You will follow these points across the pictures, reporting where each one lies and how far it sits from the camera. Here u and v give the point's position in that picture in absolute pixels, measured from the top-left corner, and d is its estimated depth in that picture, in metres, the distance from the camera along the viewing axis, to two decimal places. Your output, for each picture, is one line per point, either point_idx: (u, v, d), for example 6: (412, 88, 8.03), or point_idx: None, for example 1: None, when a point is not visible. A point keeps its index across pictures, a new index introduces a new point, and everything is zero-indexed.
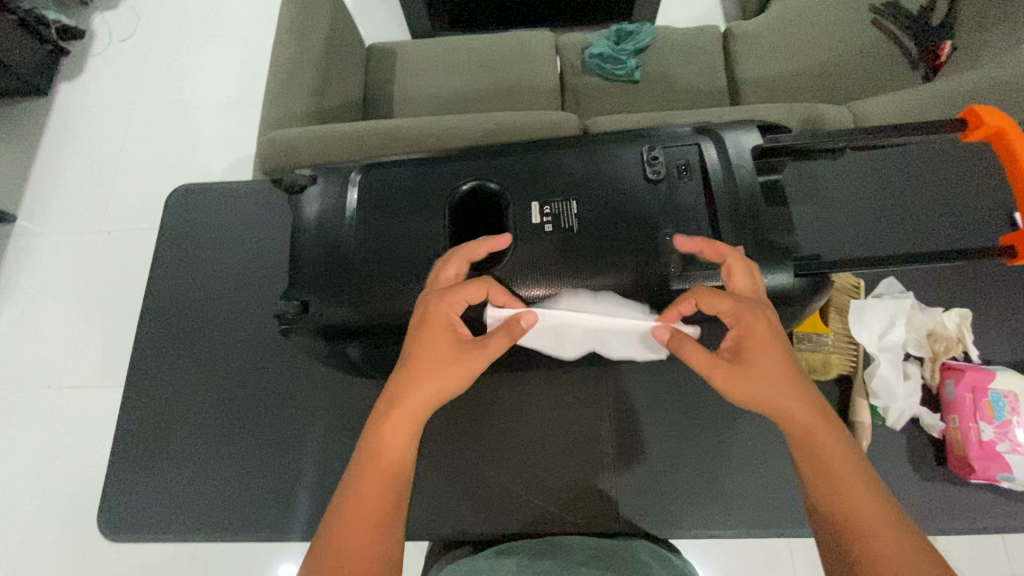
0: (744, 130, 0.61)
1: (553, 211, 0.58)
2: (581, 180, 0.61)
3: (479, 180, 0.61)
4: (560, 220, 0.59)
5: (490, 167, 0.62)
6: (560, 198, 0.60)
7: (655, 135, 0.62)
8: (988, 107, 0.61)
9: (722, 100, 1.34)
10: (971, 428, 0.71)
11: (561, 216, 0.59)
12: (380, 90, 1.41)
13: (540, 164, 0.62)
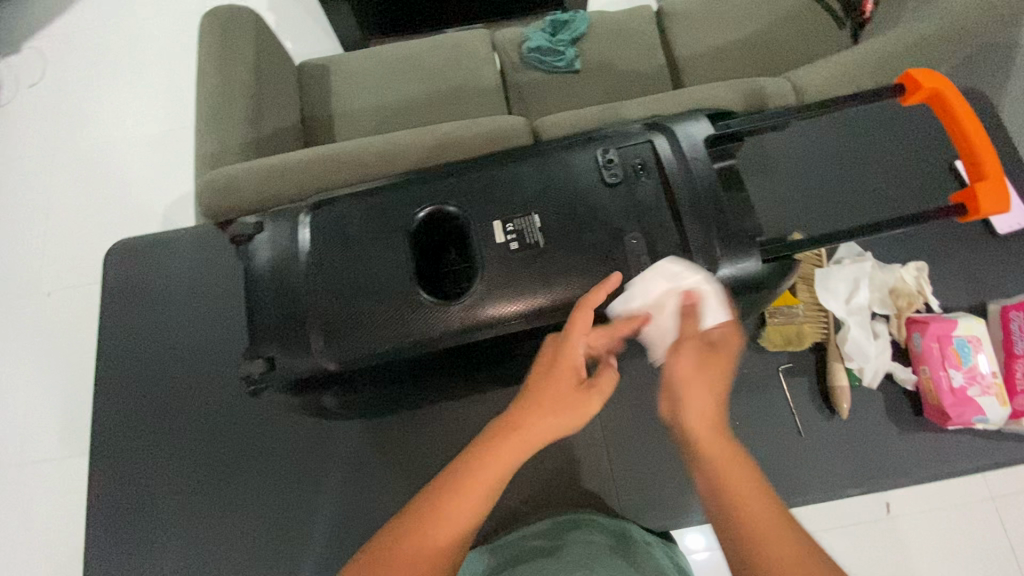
0: (694, 121, 0.61)
1: (517, 227, 0.57)
2: (539, 192, 0.59)
3: (436, 203, 0.59)
4: (524, 236, 0.57)
5: (445, 188, 0.59)
6: (522, 214, 0.58)
7: (606, 136, 0.61)
8: (923, 69, 0.62)
9: (664, 79, 1.35)
10: (943, 376, 0.74)
11: (525, 231, 0.57)
12: (320, 109, 1.36)
13: (496, 179, 0.60)
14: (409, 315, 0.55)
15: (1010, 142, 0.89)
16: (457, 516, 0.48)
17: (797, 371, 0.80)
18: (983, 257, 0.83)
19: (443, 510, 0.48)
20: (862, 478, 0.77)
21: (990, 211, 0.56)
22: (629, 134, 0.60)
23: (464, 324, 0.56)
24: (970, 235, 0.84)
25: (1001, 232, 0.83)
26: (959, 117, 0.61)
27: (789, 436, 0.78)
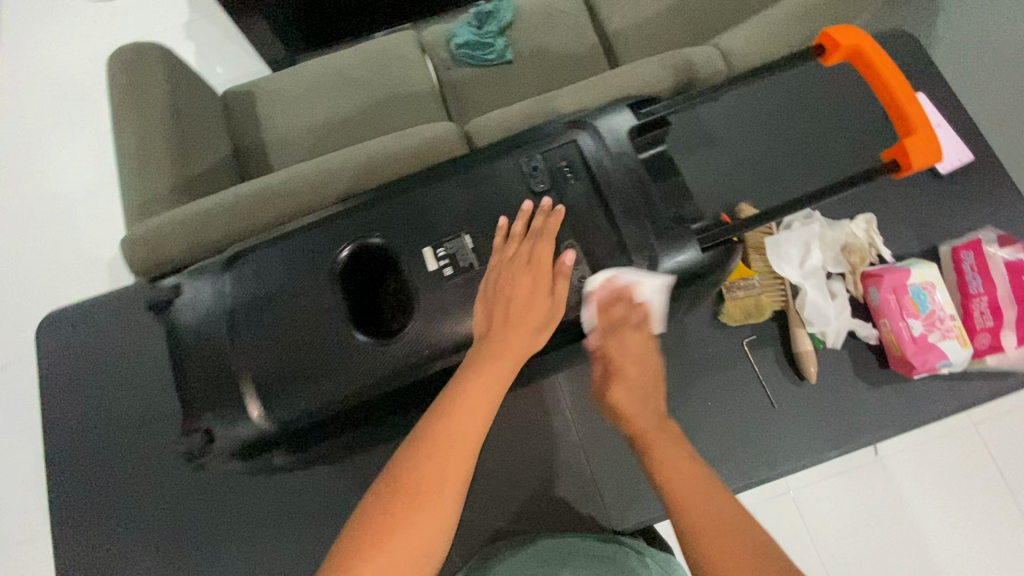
0: (616, 113, 0.59)
1: (448, 252, 0.54)
2: (467, 210, 0.57)
3: (363, 238, 0.56)
4: (457, 259, 0.55)
5: (368, 220, 0.56)
6: (452, 236, 0.56)
7: (528, 141, 0.59)
8: (838, 28, 0.61)
9: (599, 58, 1.33)
10: (903, 327, 0.74)
11: (458, 254, 0.55)
12: (251, 137, 1.31)
13: (420, 202, 0.57)
14: (349, 362, 0.53)
15: (941, 80, 0.89)
16: (445, 473, 0.47)
17: (761, 342, 0.79)
18: (928, 199, 0.83)
19: (438, 457, 0.48)
20: (840, 439, 0.76)
21: (919, 164, 0.55)
22: (551, 136, 0.58)
23: (407, 362, 0.53)
24: (913, 180, 0.84)
25: (944, 171, 0.83)
26: (881, 73, 0.60)
27: (762, 408, 0.78)
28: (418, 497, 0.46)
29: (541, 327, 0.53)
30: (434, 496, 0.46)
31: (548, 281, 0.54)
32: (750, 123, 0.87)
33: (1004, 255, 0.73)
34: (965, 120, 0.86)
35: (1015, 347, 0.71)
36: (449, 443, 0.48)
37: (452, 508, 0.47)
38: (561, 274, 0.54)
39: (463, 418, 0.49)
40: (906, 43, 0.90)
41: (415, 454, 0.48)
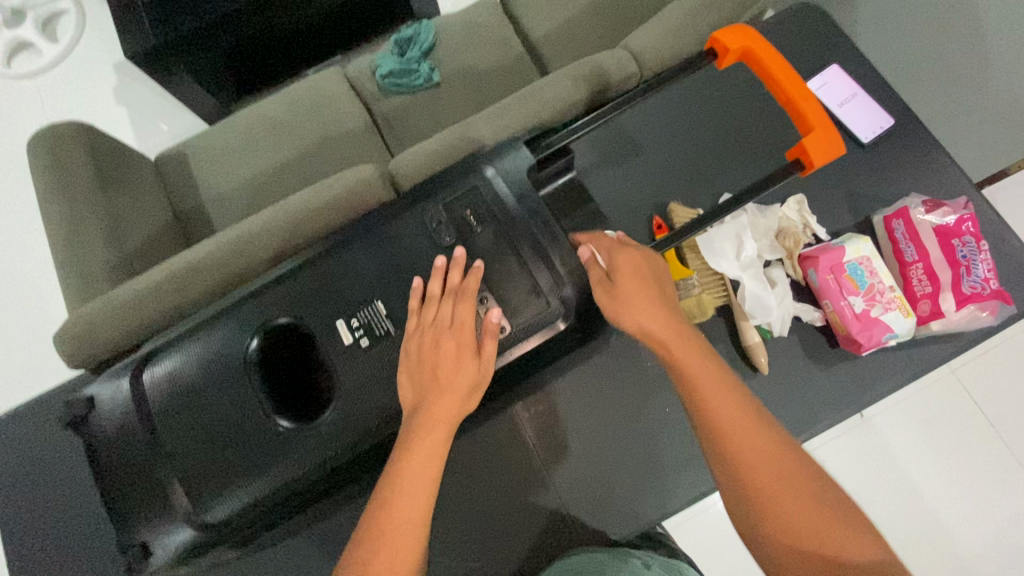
0: (512, 151, 0.60)
1: (363, 323, 0.55)
2: (380, 276, 0.57)
3: (267, 319, 0.56)
4: (373, 328, 0.56)
5: (277, 301, 0.57)
6: (365, 304, 0.56)
7: (431, 193, 0.59)
8: (726, 30, 0.60)
9: (526, 68, 1.32)
10: (844, 305, 0.73)
11: (372, 323, 0.56)
12: (191, 199, 1.29)
13: (327, 276, 0.57)
14: (274, 449, 0.53)
15: (852, 48, 0.89)
16: (400, 554, 0.48)
17: (711, 341, 0.79)
18: (855, 171, 0.83)
19: (388, 542, 0.49)
20: (803, 426, 0.76)
21: (820, 164, 0.56)
22: (452, 185, 0.59)
23: (335, 440, 0.54)
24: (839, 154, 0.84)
25: (867, 140, 0.83)
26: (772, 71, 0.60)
27: None
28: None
29: (471, 390, 0.53)
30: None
31: (471, 342, 0.54)
32: (670, 122, 0.87)
33: (934, 220, 0.73)
34: (881, 86, 0.86)
35: (955, 309, 0.71)
36: (393, 527, 0.49)
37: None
38: (487, 332, 0.54)
39: (403, 499, 0.50)
40: (814, 15, 0.90)
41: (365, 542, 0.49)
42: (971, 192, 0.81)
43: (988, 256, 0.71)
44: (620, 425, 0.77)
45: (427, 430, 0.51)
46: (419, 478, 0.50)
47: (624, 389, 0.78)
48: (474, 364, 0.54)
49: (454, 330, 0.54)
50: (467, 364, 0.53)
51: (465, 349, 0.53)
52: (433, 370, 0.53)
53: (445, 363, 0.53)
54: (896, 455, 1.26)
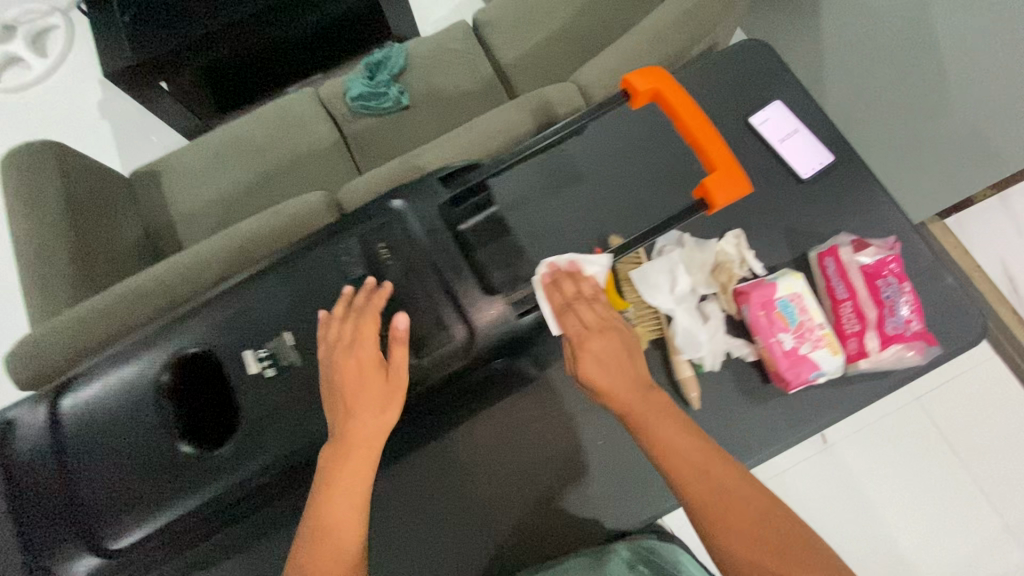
0: (428, 190, 0.62)
1: (267, 354, 0.56)
2: (294, 307, 0.59)
3: (177, 348, 0.58)
4: (279, 358, 0.57)
5: (188, 332, 0.58)
6: (273, 336, 0.58)
7: (347, 227, 0.61)
8: (636, 72, 0.61)
9: (494, 92, 1.35)
10: (774, 342, 0.74)
11: (278, 353, 0.57)
12: (162, 216, 1.30)
13: (239, 306, 0.59)
14: (181, 475, 0.54)
15: (796, 84, 0.90)
16: (339, 557, 0.52)
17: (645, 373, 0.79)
18: (793, 206, 0.84)
19: (329, 547, 0.52)
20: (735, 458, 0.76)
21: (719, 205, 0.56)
22: (367, 220, 0.61)
23: (239, 469, 0.55)
24: (779, 189, 0.85)
25: (807, 176, 0.84)
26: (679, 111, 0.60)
27: None
28: None
29: (386, 407, 0.55)
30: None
31: (380, 361, 0.56)
32: (615, 155, 0.88)
33: (863, 259, 0.74)
34: (821, 122, 0.87)
35: (878, 350, 0.72)
36: (325, 542, 0.52)
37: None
38: (396, 341, 0.56)
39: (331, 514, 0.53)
40: (759, 51, 0.92)
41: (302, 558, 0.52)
42: (906, 228, 0.82)
43: (911, 297, 0.72)
44: (553, 455, 0.77)
45: (344, 445, 0.54)
46: (345, 487, 0.53)
47: (557, 420, 0.79)
48: (385, 377, 0.55)
49: (364, 347, 0.56)
50: (377, 378, 0.55)
51: (377, 365, 0.56)
52: (343, 392, 0.55)
53: (355, 384, 0.55)
54: (857, 479, 1.30)
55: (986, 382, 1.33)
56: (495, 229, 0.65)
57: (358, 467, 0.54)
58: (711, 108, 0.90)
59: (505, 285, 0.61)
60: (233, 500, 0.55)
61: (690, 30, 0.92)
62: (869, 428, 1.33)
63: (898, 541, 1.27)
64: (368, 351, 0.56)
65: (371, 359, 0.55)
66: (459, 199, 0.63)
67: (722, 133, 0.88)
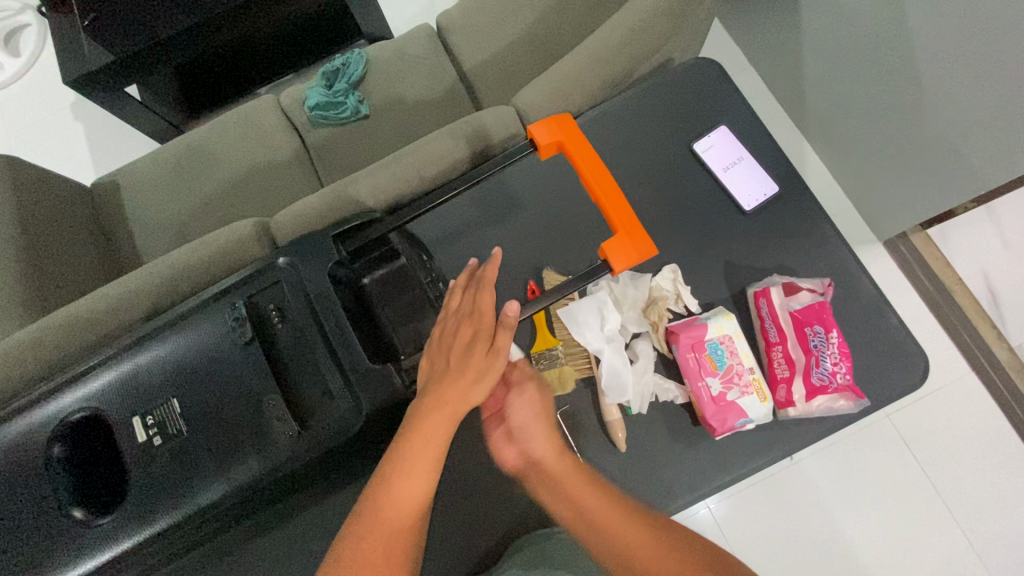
0: (323, 251, 0.62)
1: (152, 423, 0.57)
2: (182, 371, 0.60)
3: (65, 414, 0.59)
4: (165, 426, 0.58)
5: (78, 397, 0.59)
6: (161, 404, 0.59)
7: (239, 289, 0.63)
8: (540, 125, 0.68)
9: (458, 99, 1.25)
10: (701, 386, 0.72)
11: (165, 421, 0.58)
12: (119, 226, 1.24)
13: (127, 372, 0.60)
14: (71, 540, 0.56)
15: (747, 110, 0.86)
16: (401, 517, 0.53)
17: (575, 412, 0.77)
18: (736, 238, 0.81)
19: (390, 506, 0.54)
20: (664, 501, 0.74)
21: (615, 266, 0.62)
22: (261, 283, 0.63)
23: (121, 535, 0.56)
24: (721, 221, 0.81)
25: (749, 208, 0.81)
26: (581, 164, 0.67)
27: None
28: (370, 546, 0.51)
29: (470, 391, 0.58)
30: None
31: (482, 343, 0.60)
32: (555, 181, 0.84)
33: (794, 303, 0.72)
34: (769, 151, 0.84)
35: (804, 399, 0.70)
36: (379, 516, 0.53)
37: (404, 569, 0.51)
38: (505, 326, 0.60)
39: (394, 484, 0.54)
40: (710, 72, 0.87)
41: (355, 529, 0.53)
42: (851, 263, 0.79)
43: (840, 347, 0.69)
44: (482, 500, 0.75)
45: (433, 405, 0.57)
46: (421, 449, 0.56)
47: (486, 462, 0.76)
48: (489, 349, 0.60)
49: (481, 315, 0.61)
50: (480, 349, 0.60)
51: (480, 336, 0.60)
52: (437, 372, 0.59)
53: (450, 367, 0.59)
54: (832, 515, 1.18)
55: (990, 410, 1.21)
56: (400, 281, 0.68)
57: (439, 433, 0.57)
58: (657, 133, 0.85)
59: (407, 343, 0.66)
60: (120, 566, 0.56)
61: (649, 40, 0.81)
62: (857, 459, 1.20)
63: None
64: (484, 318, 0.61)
65: (489, 322, 0.61)
66: (358, 255, 0.67)
67: (667, 161, 0.84)
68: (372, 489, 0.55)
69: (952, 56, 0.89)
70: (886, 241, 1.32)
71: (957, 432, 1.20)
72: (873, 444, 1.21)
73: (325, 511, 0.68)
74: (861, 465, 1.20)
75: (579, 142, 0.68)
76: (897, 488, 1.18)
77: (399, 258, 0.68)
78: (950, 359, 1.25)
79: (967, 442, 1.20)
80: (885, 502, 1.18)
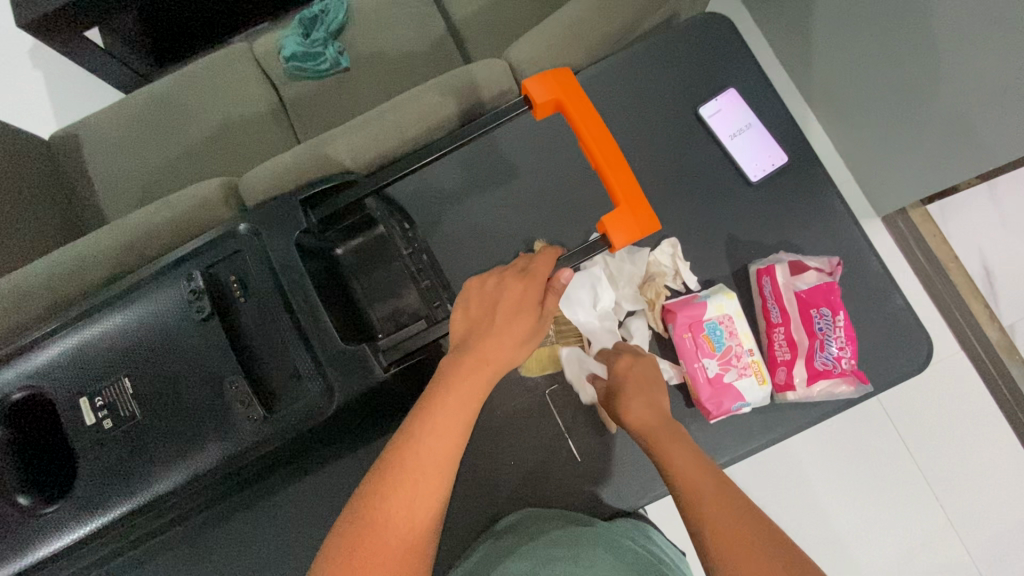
0: (291, 217, 0.57)
1: (100, 405, 0.53)
2: (134, 348, 0.55)
3: (7, 392, 0.54)
4: (116, 408, 0.54)
5: (21, 374, 0.55)
6: (111, 383, 0.54)
7: (195, 258, 0.57)
8: (536, 79, 0.62)
9: (446, 52, 1.15)
10: (698, 368, 0.68)
11: (117, 403, 0.54)
12: (80, 183, 1.15)
13: (75, 350, 0.55)
14: (20, 529, 0.52)
15: (758, 73, 0.80)
16: (421, 491, 0.47)
17: (566, 392, 0.73)
18: (740, 211, 0.76)
19: (408, 477, 0.47)
20: (653, 484, 0.71)
21: (615, 240, 0.58)
22: (219, 251, 0.57)
23: (72, 524, 0.52)
24: (726, 193, 0.76)
25: (755, 178, 0.76)
26: (580, 123, 0.61)
27: (570, 467, 0.72)
28: (383, 519, 0.45)
29: (513, 354, 0.53)
30: (390, 554, 0.44)
31: (532, 302, 0.55)
32: (549, 144, 0.77)
33: (799, 284, 0.68)
34: (778, 119, 0.78)
35: (805, 383, 0.67)
36: (399, 486, 0.46)
37: (415, 548, 0.45)
38: (553, 289, 0.56)
39: (424, 446, 0.48)
40: (721, 30, 0.80)
41: (378, 490, 0.46)
42: (859, 241, 0.75)
43: (845, 330, 0.66)
44: (467, 481, 0.72)
45: (468, 366, 0.51)
46: (448, 416, 0.49)
47: (471, 442, 0.73)
48: (536, 315, 0.55)
49: (535, 278, 0.56)
50: (524, 312, 0.54)
51: (525, 298, 0.55)
52: (480, 328, 0.54)
53: (496, 324, 0.53)
54: (817, 493, 1.18)
55: (977, 390, 1.20)
56: (378, 251, 0.63)
57: (470, 399, 0.51)
58: (661, 95, 0.79)
59: (386, 321, 0.62)
60: (74, 555, 0.53)
61: None
62: (844, 437, 1.19)
63: (869, 559, 1.15)
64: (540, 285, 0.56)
65: (540, 284, 0.56)
66: (330, 223, 0.61)
67: (670, 126, 0.78)
68: (388, 453, 0.48)
69: (972, 20, 0.82)
70: (887, 216, 1.29)
71: (945, 412, 1.20)
72: (862, 423, 1.20)
73: (302, 491, 0.65)
74: (849, 442, 1.19)
75: (577, 100, 0.62)
76: (883, 465, 1.18)
77: (377, 226, 0.63)
78: (944, 338, 1.23)
79: (954, 421, 1.19)
80: (870, 480, 1.18)
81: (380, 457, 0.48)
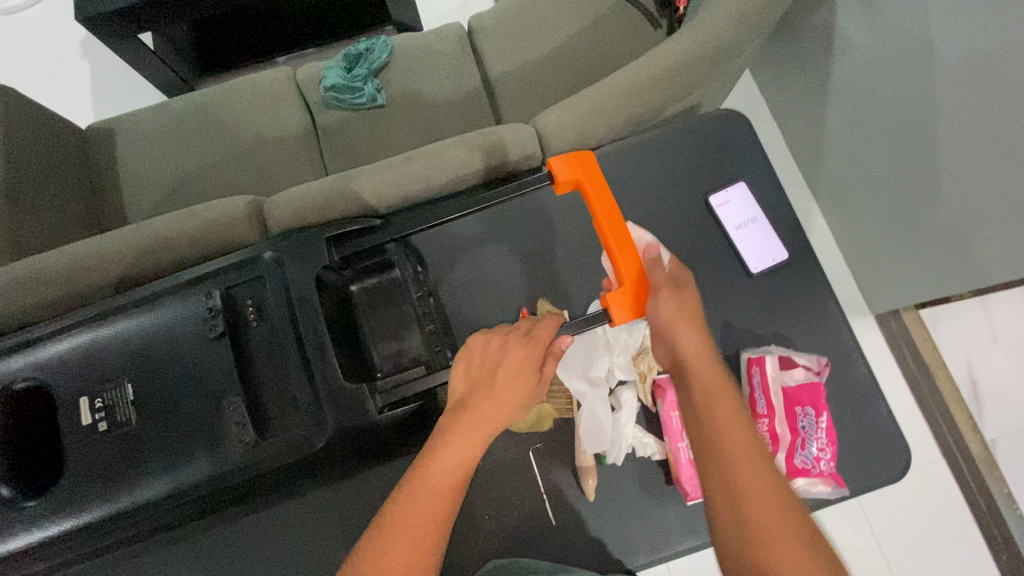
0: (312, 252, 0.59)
1: (99, 408, 0.54)
2: (141, 356, 0.57)
3: (11, 381, 0.56)
4: (113, 412, 0.55)
5: (27, 366, 0.57)
6: (113, 386, 0.56)
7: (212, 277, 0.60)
8: (564, 157, 0.65)
9: (478, 104, 1.20)
10: (681, 448, 0.70)
11: (115, 407, 0.55)
12: (107, 176, 1.18)
13: (82, 349, 0.57)
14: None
15: (769, 171, 0.84)
16: (417, 550, 0.48)
17: (549, 451, 0.74)
18: (737, 299, 0.79)
19: (405, 535, 0.48)
20: (621, 554, 0.72)
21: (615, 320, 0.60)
22: (238, 273, 0.59)
23: (49, 522, 0.53)
24: (726, 279, 0.80)
25: (755, 271, 0.79)
26: (596, 203, 0.64)
27: (542, 527, 0.72)
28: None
29: (509, 417, 0.55)
30: None
31: (532, 368, 0.57)
32: (564, 210, 0.81)
33: (788, 378, 0.71)
34: (783, 217, 0.82)
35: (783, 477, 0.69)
36: (396, 546, 0.48)
37: None
38: (551, 355, 0.58)
39: (422, 502, 0.50)
40: (740, 126, 0.85)
41: (375, 548, 0.48)
42: (848, 344, 0.77)
43: (827, 431, 0.69)
44: None
45: (464, 427, 0.53)
46: (443, 476, 0.51)
47: None
48: (534, 379, 0.56)
49: (537, 343, 0.58)
50: (524, 375, 0.56)
51: (524, 363, 0.57)
52: (479, 388, 0.55)
53: (496, 386, 0.55)
54: None
55: (953, 498, 1.21)
56: (389, 293, 0.66)
57: (464, 458, 0.52)
58: (676, 180, 0.83)
59: (386, 360, 0.64)
60: (43, 553, 0.53)
61: (685, 85, 0.79)
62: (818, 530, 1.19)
63: None
64: (539, 350, 0.58)
65: (539, 347, 0.58)
66: (349, 262, 0.64)
67: (680, 209, 0.82)
68: (386, 512, 0.50)
69: (974, 147, 0.87)
70: (880, 316, 1.32)
71: (920, 517, 1.20)
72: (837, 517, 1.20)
73: (276, 517, 0.66)
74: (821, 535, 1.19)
75: (598, 183, 0.65)
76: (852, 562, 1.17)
77: (393, 269, 0.66)
78: (924, 442, 1.25)
79: (928, 526, 1.19)
80: None
81: (377, 514, 0.50)
